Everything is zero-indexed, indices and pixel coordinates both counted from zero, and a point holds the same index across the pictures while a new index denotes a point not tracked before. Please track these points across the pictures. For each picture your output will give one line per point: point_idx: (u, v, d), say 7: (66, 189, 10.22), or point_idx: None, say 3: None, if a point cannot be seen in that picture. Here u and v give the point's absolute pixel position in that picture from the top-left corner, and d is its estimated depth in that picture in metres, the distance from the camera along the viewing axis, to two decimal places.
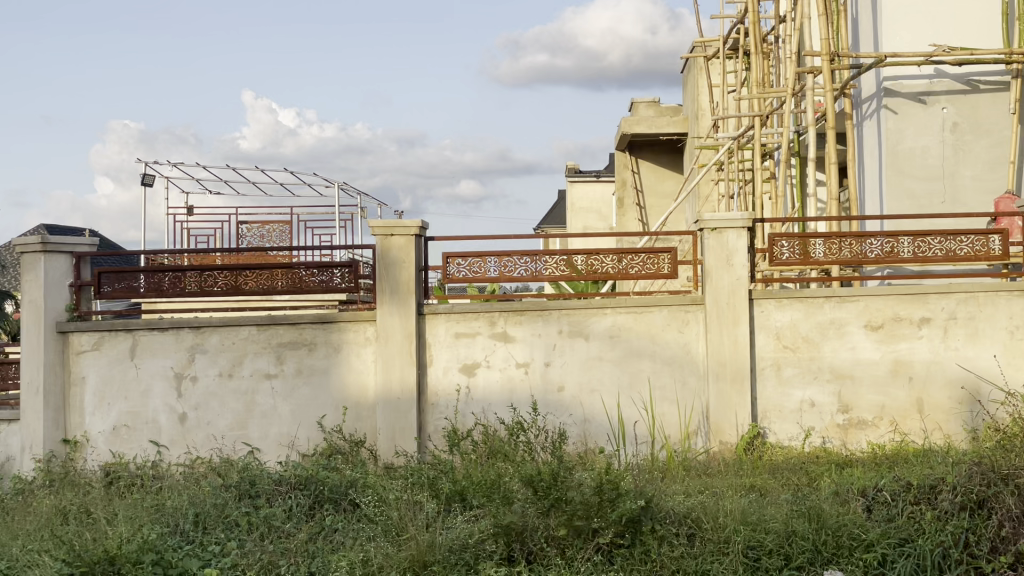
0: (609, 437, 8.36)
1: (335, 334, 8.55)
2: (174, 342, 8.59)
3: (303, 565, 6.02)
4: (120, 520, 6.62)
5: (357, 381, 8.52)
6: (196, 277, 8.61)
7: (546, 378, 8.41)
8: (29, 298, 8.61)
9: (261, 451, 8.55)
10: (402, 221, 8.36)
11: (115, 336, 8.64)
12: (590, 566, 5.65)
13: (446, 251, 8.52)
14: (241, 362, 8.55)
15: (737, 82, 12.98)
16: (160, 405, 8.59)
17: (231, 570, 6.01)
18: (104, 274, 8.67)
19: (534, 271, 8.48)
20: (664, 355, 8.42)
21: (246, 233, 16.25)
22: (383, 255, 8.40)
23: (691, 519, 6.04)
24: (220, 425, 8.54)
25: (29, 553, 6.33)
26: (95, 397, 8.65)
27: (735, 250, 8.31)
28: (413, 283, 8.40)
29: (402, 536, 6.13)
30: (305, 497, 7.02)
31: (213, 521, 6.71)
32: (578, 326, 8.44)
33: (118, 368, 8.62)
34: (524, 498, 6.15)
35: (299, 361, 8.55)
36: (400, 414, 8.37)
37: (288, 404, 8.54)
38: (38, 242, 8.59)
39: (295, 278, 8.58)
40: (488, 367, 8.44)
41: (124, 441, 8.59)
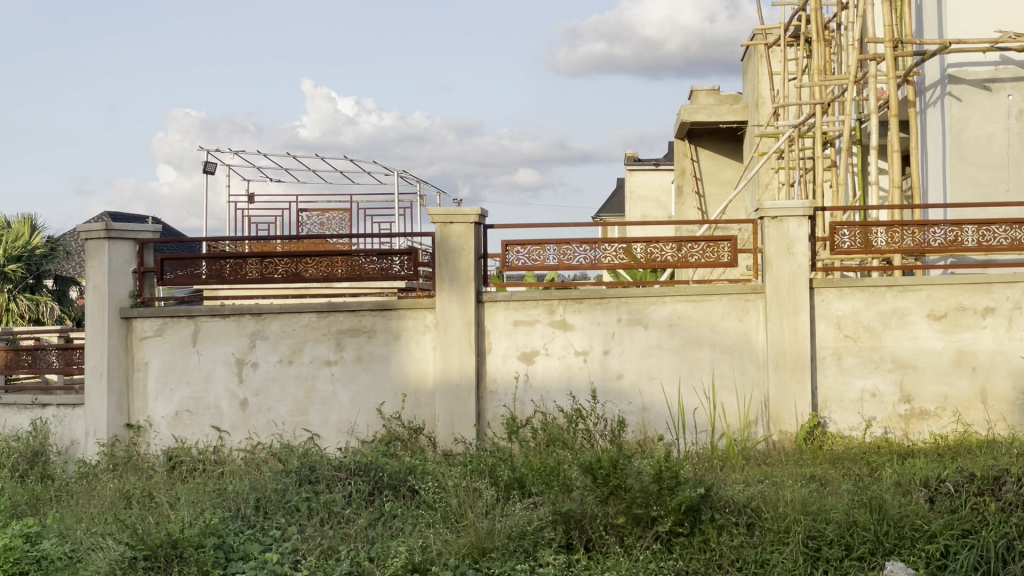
0: (667, 425, 8.34)
1: (394, 321, 8.58)
2: (235, 328, 8.66)
3: (362, 550, 6.06)
4: (183, 504, 6.69)
5: (416, 368, 8.54)
6: (257, 264, 8.66)
7: (605, 366, 8.40)
8: (94, 285, 8.74)
9: (321, 437, 8.60)
10: (461, 209, 8.38)
11: (176, 322, 8.74)
12: (649, 555, 5.66)
13: (506, 239, 8.57)
14: (301, 349, 8.61)
15: (799, 70, 12.88)
16: (221, 391, 8.67)
17: (292, 555, 6.06)
18: (166, 261, 8.75)
19: (592, 259, 8.48)
20: (724, 344, 8.37)
21: (305, 220, 16.35)
22: (442, 242, 8.42)
23: (751, 508, 6.03)
24: (281, 410, 8.61)
25: (94, 535, 6.43)
26: (158, 382, 8.75)
27: (796, 239, 8.26)
28: (472, 270, 8.41)
29: (461, 523, 6.17)
30: (365, 483, 7.05)
31: (274, 506, 6.78)
32: (637, 314, 8.41)
33: (180, 354, 8.71)
34: (584, 486, 6.17)
35: (359, 348, 8.58)
36: (459, 401, 8.39)
37: (348, 390, 8.58)
38: (103, 229, 8.71)
39: (354, 265, 8.61)
40: (547, 355, 8.44)
41: (186, 425, 8.68)
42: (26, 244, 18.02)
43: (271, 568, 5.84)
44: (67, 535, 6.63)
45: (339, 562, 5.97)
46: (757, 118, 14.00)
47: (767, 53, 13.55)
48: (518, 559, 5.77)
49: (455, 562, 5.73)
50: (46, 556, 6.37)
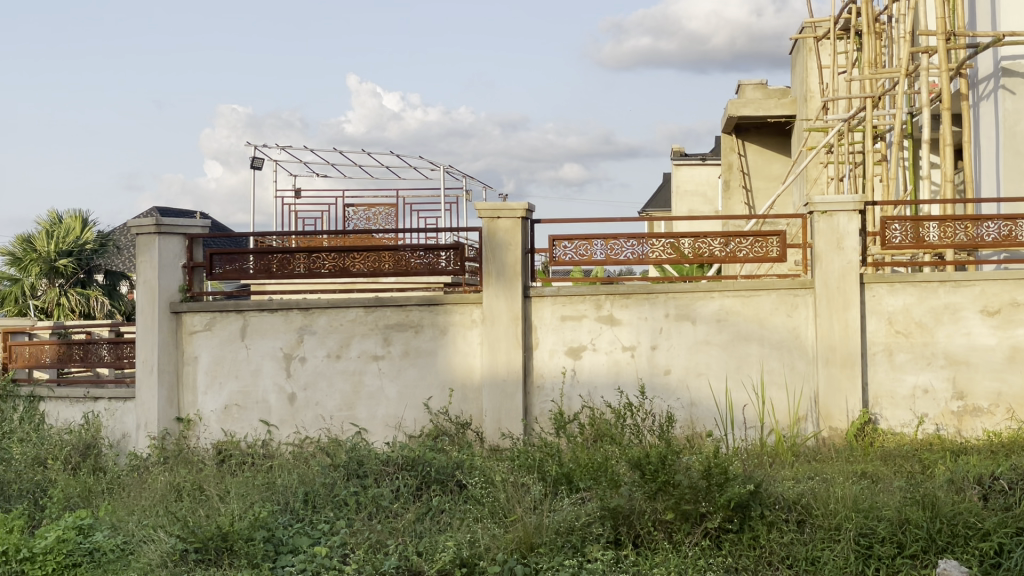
0: (716, 421, 8.30)
1: (442, 316, 8.58)
2: (283, 323, 8.70)
3: (410, 545, 6.07)
4: (232, 498, 6.72)
5: (463, 363, 8.54)
6: (305, 259, 8.71)
7: (652, 362, 8.37)
8: (144, 279, 8.79)
9: (369, 432, 8.62)
10: (508, 204, 8.36)
11: (225, 316, 8.78)
12: (698, 551, 5.64)
13: (553, 234, 8.53)
14: (349, 344, 8.63)
15: (849, 63, 12.78)
16: (270, 385, 8.71)
17: (341, 549, 6.08)
18: (214, 255, 8.82)
19: (639, 254, 8.47)
20: (773, 339, 8.32)
21: (351, 215, 16.40)
22: (489, 237, 8.41)
23: (801, 505, 6.00)
24: (329, 405, 8.63)
25: (145, 528, 6.48)
26: (207, 377, 8.80)
27: (847, 233, 8.22)
28: (519, 265, 8.40)
29: (509, 518, 6.17)
30: (412, 478, 7.06)
31: (322, 500, 6.81)
32: (685, 309, 8.38)
33: (229, 348, 8.77)
34: (632, 481, 6.14)
35: (406, 342, 8.59)
36: (506, 396, 8.39)
37: (395, 385, 8.59)
38: (153, 224, 8.73)
39: (400, 260, 8.62)
40: (594, 350, 8.42)
41: (235, 419, 8.74)
42: (76, 240, 18.15)
43: (321, 562, 5.86)
44: (119, 528, 6.68)
45: (387, 555, 5.98)
46: (805, 112, 13.91)
47: (816, 46, 13.45)
48: (566, 555, 5.76)
49: (503, 557, 5.73)
50: (98, 548, 6.42)
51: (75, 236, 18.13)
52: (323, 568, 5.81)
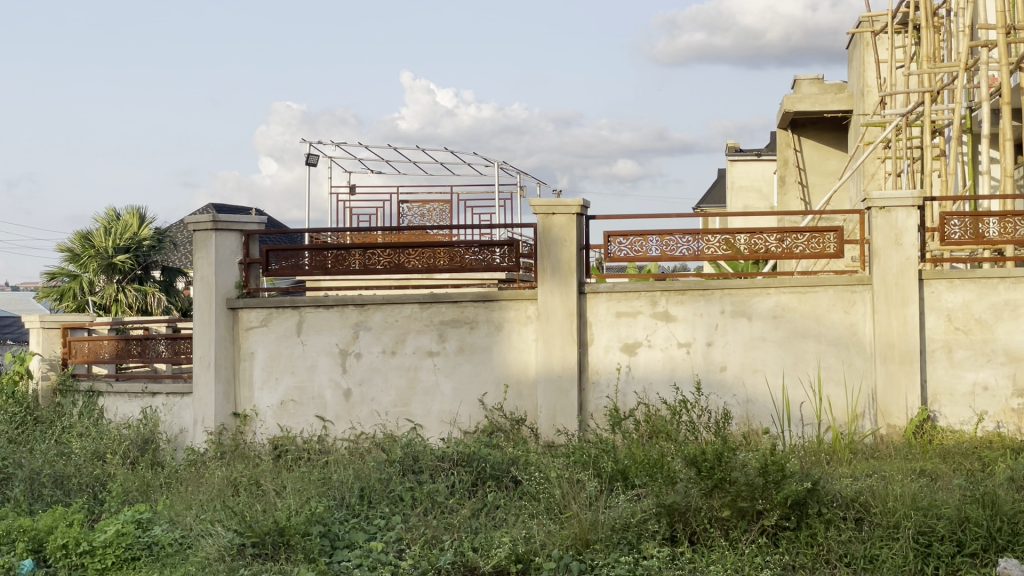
0: (773, 418, 8.25)
1: (496, 312, 8.58)
2: (339, 319, 8.74)
3: (466, 540, 6.08)
4: (288, 493, 6.76)
5: (518, 359, 8.53)
6: (361, 256, 8.74)
7: (708, 358, 8.34)
8: (201, 275, 8.90)
9: (424, 428, 8.64)
10: (563, 200, 8.36)
11: (282, 312, 8.85)
12: (754, 549, 5.62)
13: (608, 230, 8.52)
14: (404, 340, 8.66)
15: (907, 58, 12.67)
16: (326, 381, 8.76)
17: (397, 543, 6.10)
18: (270, 252, 8.84)
19: (695, 250, 8.41)
20: (830, 336, 8.26)
21: (406, 212, 16.44)
22: (544, 234, 8.40)
23: (859, 503, 5.97)
24: (384, 401, 8.67)
25: (203, 522, 6.53)
26: (263, 372, 8.88)
27: (905, 230, 8.14)
28: (575, 261, 8.40)
29: (565, 513, 6.18)
30: (468, 474, 7.08)
31: (378, 495, 6.84)
32: (741, 306, 8.34)
33: (285, 344, 8.83)
34: (688, 478, 6.12)
35: (461, 339, 8.60)
36: (561, 393, 8.38)
37: (450, 381, 8.61)
38: (210, 221, 8.84)
39: (455, 256, 8.63)
40: (649, 347, 8.39)
41: (291, 415, 8.80)
42: (133, 237, 18.29)
43: (377, 557, 5.88)
44: (178, 522, 6.74)
45: (443, 551, 6.00)
46: (862, 107, 13.79)
47: (874, 40, 13.33)
48: (622, 551, 5.75)
49: (559, 553, 5.73)
50: (157, 542, 6.49)
51: (133, 233, 18.28)
52: (379, 563, 5.83)
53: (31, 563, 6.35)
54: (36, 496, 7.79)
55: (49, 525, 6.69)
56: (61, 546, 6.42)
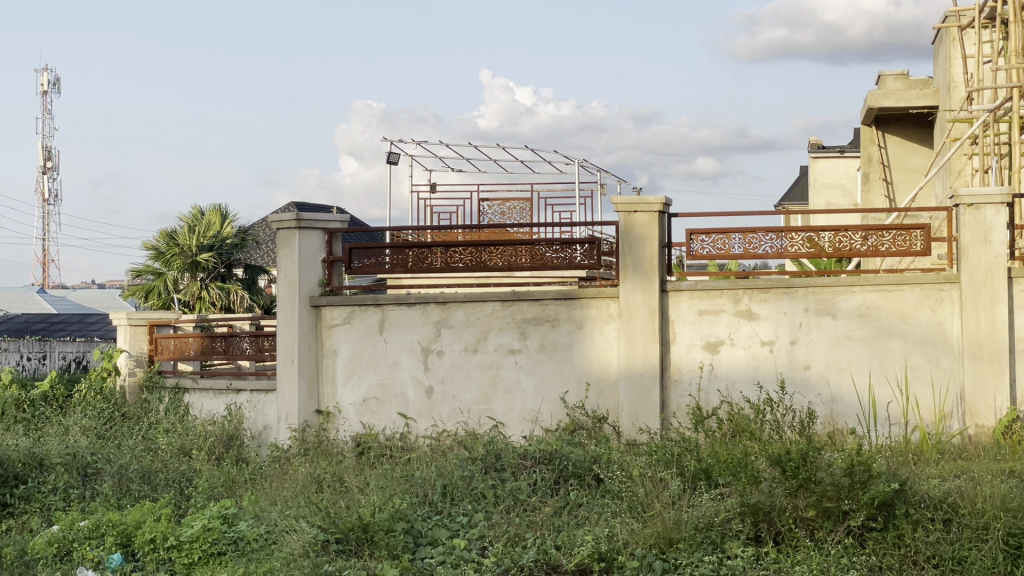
0: (858, 418, 8.17)
1: (578, 310, 8.57)
2: (422, 317, 8.79)
3: (548, 538, 6.09)
4: (372, 489, 6.81)
5: (600, 357, 8.51)
6: (442, 253, 8.77)
7: (792, 357, 8.26)
8: (285, 273, 9.03)
9: (506, 426, 8.66)
10: (645, 197, 8.32)
11: (364, 311, 8.91)
12: (840, 549, 5.57)
13: (690, 229, 8.49)
14: (486, 337, 8.68)
15: (995, 52, 12.45)
16: (408, 378, 8.82)
17: (479, 541, 6.13)
18: (353, 250, 8.92)
19: (778, 248, 8.34)
20: (917, 335, 8.15)
21: (487, 210, 16.47)
22: (626, 231, 8.38)
23: (947, 504, 5.90)
24: (466, 398, 8.70)
25: (287, 518, 6.59)
26: (346, 369, 8.97)
27: (994, 227, 7.98)
28: (657, 259, 8.34)
29: (648, 512, 6.16)
30: (550, 472, 7.09)
31: (460, 493, 6.87)
32: (826, 304, 8.26)
33: (368, 342, 8.90)
34: (773, 478, 6.08)
35: (543, 337, 8.60)
36: (644, 390, 8.35)
37: (532, 379, 8.61)
38: (293, 219, 8.96)
39: (537, 254, 8.64)
40: (732, 345, 8.33)
41: (374, 412, 8.87)
42: (216, 235, 18.47)
43: (460, 554, 5.92)
44: (263, 517, 6.80)
45: (526, 548, 6.01)
46: (947, 103, 13.58)
47: (960, 35, 13.12)
48: (706, 551, 5.72)
49: (642, 553, 5.72)
50: (243, 537, 6.56)
51: (217, 231, 18.46)
52: (462, 560, 5.86)
53: (119, 558, 6.46)
54: (125, 490, 7.90)
55: (137, 520, 6.79)
56: (149, 541, 6.53)
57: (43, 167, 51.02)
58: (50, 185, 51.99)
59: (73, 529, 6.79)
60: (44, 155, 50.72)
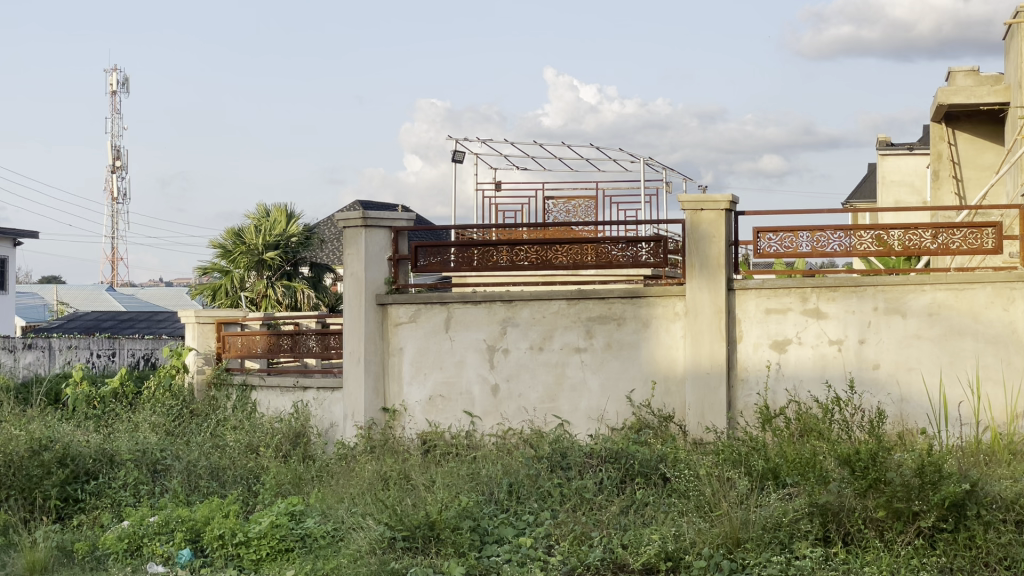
0: (928, 417, 8.04)
1: (644, 308, 8.53)
2: (486, 315, 8.80)
3: (615, 537, 6.08)
4: (438, 487, 6.82)
5: (666, 356, 8.47)
6: (508, 252, 8.77)
7: (861, 356, 8.15)
8: (352, 272, 9.11)
9: (572, 424, 8.66)
10: (712, 196, 8.26)
11: (430, 309, 8.96)
12: (910, 550, 5.52)
13: (757, 226, 8.44)
14: (552, 336, 8.68)
15: None
16: (474, 376, 8.84)
17: (545, 540, 6.13)
18: (419, 248, 8.96)
19: (846, 246, 8.28)
20: (987, 334, 7.98)
21: (552, 208, 16.45)
22: (693, 229, 8.34)
23: (1020, 505, 5.80)
24: (532, 397, 8.71)
25: (354, 516, 6.61)
26: (412, 367, 9.01)
27: None
28: (723, 258, 8.29)
29: (715, 511, 6.12)
30: (616, 471, 7.07)
31: (527, 491, 6.88)
32: (895, 302, 8.13)
33: (433, 340, 8.94)
34: (842, 478, 6.03)
35: (609, 335, 8.58)
36: (710, 389, 8.30)
37: (597, 377, 8.60)
38: (360, 218, 9.00)
39: (602, 252, 8.61)
40: (800, 344, 8.24)
41: (439, 410, 8.91)
42: (282, 233, 18.58)
43: (527, 553, 5.92)
44: (330, 514, 6.83)
45: (593, 548, 6.00)
46: None
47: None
48: (774, 551, 5.69)
49: (709, 552, 5.70)
50: (310, 534, 6.59)
51: (282, 229, 18.58)
52: (528, 559, 5.86)
53: (188, 553, 6.51)
54: (194, 487, 7.99)
55: (206, 516, 6.85)
56: (218, 537, 6.59)
57: (112, 167, 51.52)
58: (118, 184, 52.49)
59: (144, 524, 6.86)
60: (112, 155, 51.18)
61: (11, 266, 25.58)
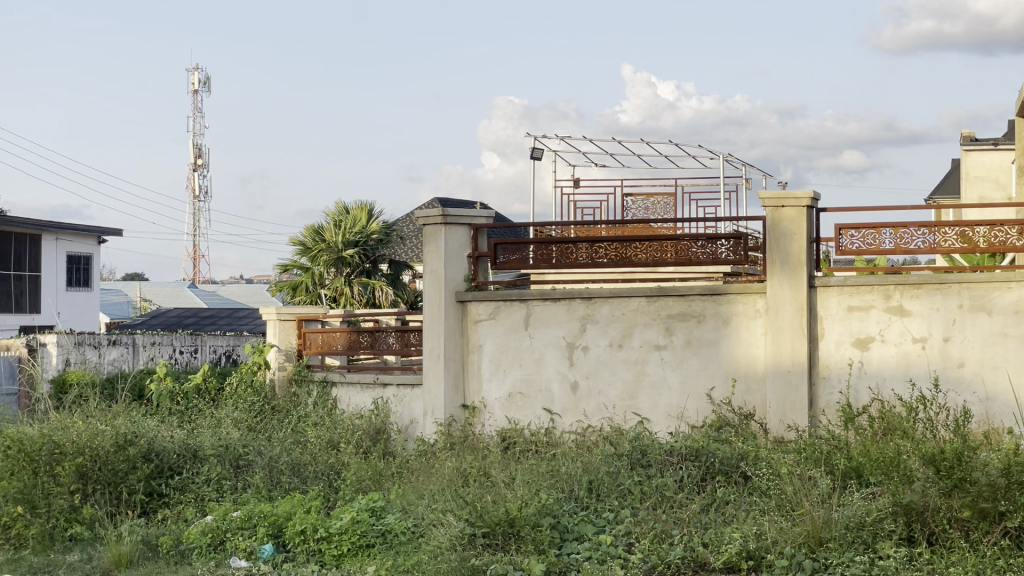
0: (1015, 416, 7.80)
1: (725, 306, 8.47)
2: (566, 312, 8.84)
3: (696, 535, 6.05)
4: (518, 484, 6.83)
5: (747, 354, 8.40)
6: (587, 249, 8.76)
7: (946, 354, 7.96)
8: (431, 268, 9.16)
9: (651, 422, 8.63)
10: (793, 192, 8.20)
11: (510, 306, 9.01)
12: (996, 551, 5.43)
13: (839, 223, 8.39)
14: (631, 333, 8.66)
15: None
16: (553, 373, 8.87)
17: (626, 537, 6.12)
18: (500, 245, 9.04)
19: (930, 243, 8.20)
20: None
21: (630, 205, 16.40)
22: (774, 226, 8.29)
23: None
24: (611, 394, 8.71)
25: (435, 512, 6.61)
26: (491, 364, 9.07)
27: None
28: (804, 254, 8.21)
29: (797, 510, 6.07)
30: (696, 469, 7.04)
31: (607, 488, 6.88)
32: (980, 300, 7.91)
33: (513, 337, 8.99)
34: (927, 477, 5.97)
35: (689, 332, 8.54)
36: (791, 387, 8.21)
37: (677, 374, 8.56)
38: (439, 216, 9.08)
39: (682, 249, 8.58)
40: (883, 341, 8.10)
41: (519, 407, 8.96)
42: (362, 230, 18.66)
43: (606, 550, 5.91)
44: (411, 510, 6.86)
45: (673, 545, 5.99)
46: None
47: None
48: (857, 551, 5.63)
49: (790, 551, 5.66)
50: (391, 530, 6.61)
51: (362, 227, 18.66)
52: (608, 556, 5.86)
53: (270, 548, 6.60)
54: (275, 482, 8.08)
55: (288, 511, 6.91)
56: (300, 532, 6.66)
57: (194, 164, 52.06)
58: (200, 183, 53.15)
59: (227, 518, 6.94)
60: (195, 154, 51.85)
61: (97, 263, 25.98)
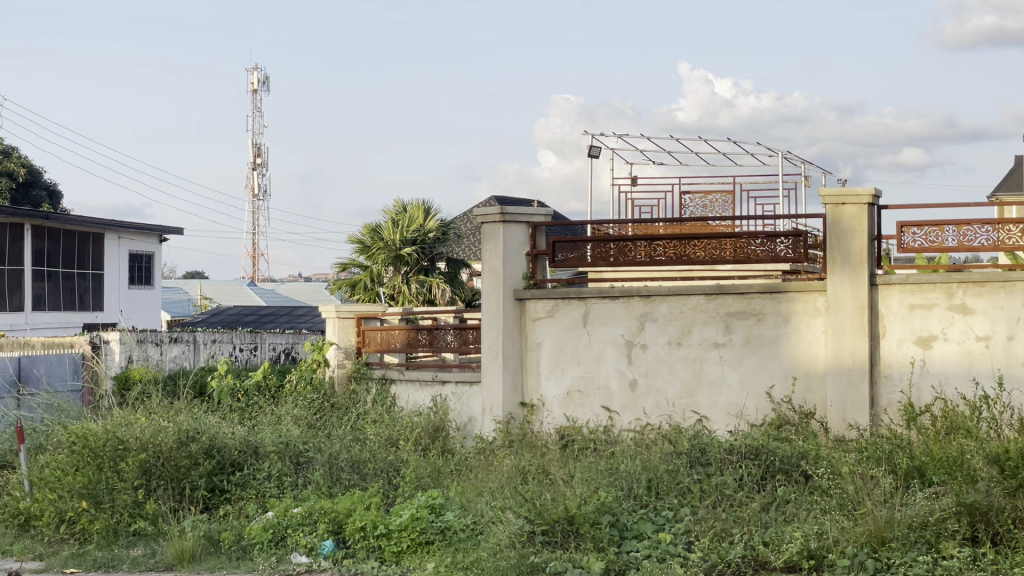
0: None
1: (785, 304, 8.42)
2: (625, 309, 8.81)
3: (756, 534, 6.02)
4: (577, 482, 6.83)
5: (807, 352, 8.35)
6: (644, 247, 8.81)
7: (1010, 353, 7.83)
8: (490, 266, 9.20)
9: (711, 420, 8.60)
10: (854, 190, 8.16)
11: (568, 304, 9.02)
12: None
13: (901, 221, 8.30)
14: (690, 331, 8.63)
15: None
16: (612, 371, 8.86)
17: (685, 536, 6.09)
18: (558, 243, 9.05)
19: (992, 241, 8.09)
20: None
21: (688, 203, 16.36)
22: (834, 224, 8.24)
23: None
24: (670, 392, 8.68)
25: (494, 508, 6.61)
26: (550, 362, 9.08)
27: None
28: (865, 251, 8.16)
29: (859, 509, 6.02)
30: (757, 467, 7.00)
31: (666, 487, 6.86)
32: None
33: (571, 334, 8.99)
34: (990, 477, 5.91)
35: (748, 330, 8.50)
36: (852, 386, 8.16)
37: (736, 372, 8.52)
38: (498, 214, 9.10)
39: (740, 247, 8.54)
40: (945, 340, 8.00)
41: (577, 405, 8.96)
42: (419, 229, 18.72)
43: (666, 549, 5.88)
44: (470, 507, 6.87)
45: (733, 544, 5.97)
46: None
47: None
48: (920, 551, 5.58)
49: (852, 551, 5.61)
50: (451, 527, 6.62)
51: (419, 225, 18.71)
52: (668, 555, 5.83)
53: (331, 544, 6.64)
54: (335, 479, 8.13)
55: (347, 508, 6.93)
56: (360, 528, 6.69)
57: (253, 164, 52.40)
58: (259, 183, 53.51)
59: (288, 515, 6.95)
60: (253, 154, 52.21)
61: (158, 262, 26.22)
